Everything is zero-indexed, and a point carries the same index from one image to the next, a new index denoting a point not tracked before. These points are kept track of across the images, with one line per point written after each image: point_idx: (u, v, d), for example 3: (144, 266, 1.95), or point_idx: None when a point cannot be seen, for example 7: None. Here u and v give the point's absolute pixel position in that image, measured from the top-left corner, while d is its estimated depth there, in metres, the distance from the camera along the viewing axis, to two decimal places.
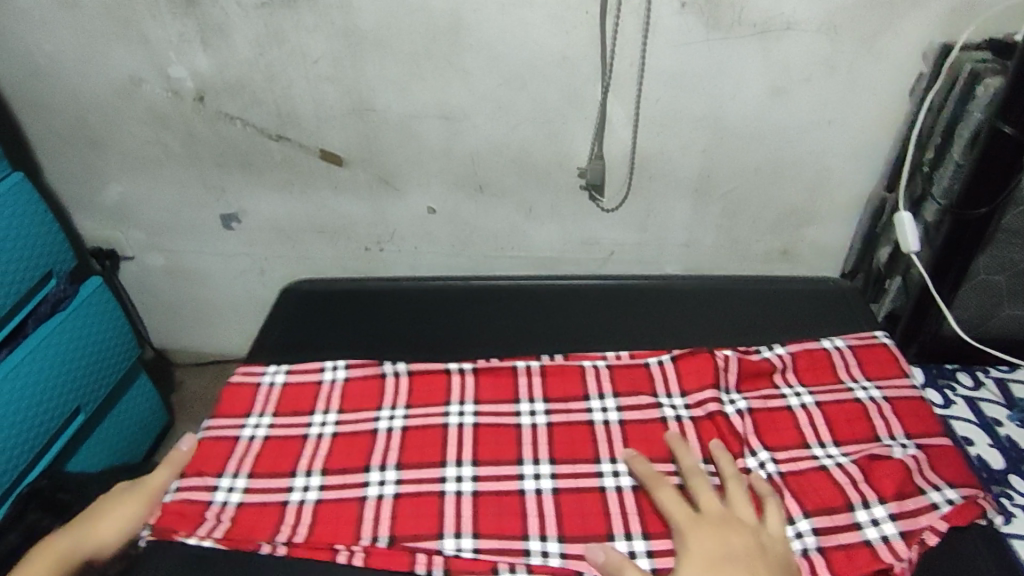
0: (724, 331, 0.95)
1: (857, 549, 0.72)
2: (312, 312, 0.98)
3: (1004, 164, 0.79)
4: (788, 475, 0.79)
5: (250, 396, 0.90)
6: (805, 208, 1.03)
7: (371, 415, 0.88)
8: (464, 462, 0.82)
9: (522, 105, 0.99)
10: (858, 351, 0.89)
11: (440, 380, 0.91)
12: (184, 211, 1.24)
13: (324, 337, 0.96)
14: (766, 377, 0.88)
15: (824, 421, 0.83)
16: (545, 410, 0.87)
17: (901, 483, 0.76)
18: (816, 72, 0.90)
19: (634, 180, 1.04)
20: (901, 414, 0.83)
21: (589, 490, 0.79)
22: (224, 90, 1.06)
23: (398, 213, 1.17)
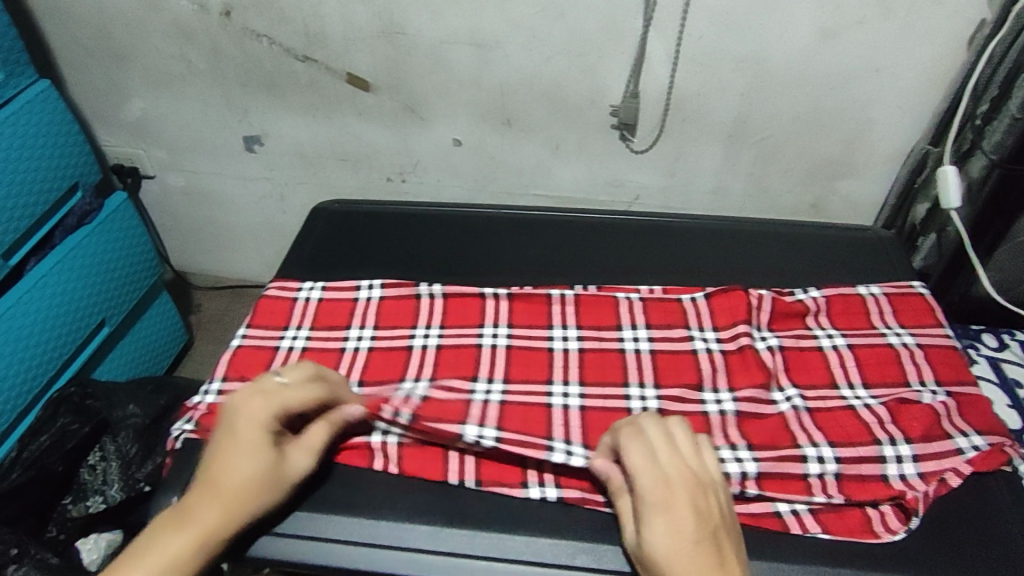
0: (759, 271, 0.94)
1: (874, 480, 0.71)
2: (343, 230, 1.02)
3: None
4: (816, 411, 0.78)
5: (288, 307, 0.91)
6: (840, 161, 1.01)
7: (406, 332, 0.88)
8: (495, 379, 0.82)
9: (557, 35, 0.96)
10: (893, 299, 0.88)
11: (475, 304, 0.91)
12: (206, 131, 1.23)
13: (352, 252, 0.99)
14: (799, 318, 0.87)
15: (855, 363, 0.82)
16: (578, 336, 0.87)
17: (928, 427, 0.75)
18: (870, 15, 0.85)
19: (666, 122, 1.02)
20: (935, 362, 0.81)
21: (616, 410, 0.79)
22: (251, 5, 1.03)
23: (423, 144, 1.15)
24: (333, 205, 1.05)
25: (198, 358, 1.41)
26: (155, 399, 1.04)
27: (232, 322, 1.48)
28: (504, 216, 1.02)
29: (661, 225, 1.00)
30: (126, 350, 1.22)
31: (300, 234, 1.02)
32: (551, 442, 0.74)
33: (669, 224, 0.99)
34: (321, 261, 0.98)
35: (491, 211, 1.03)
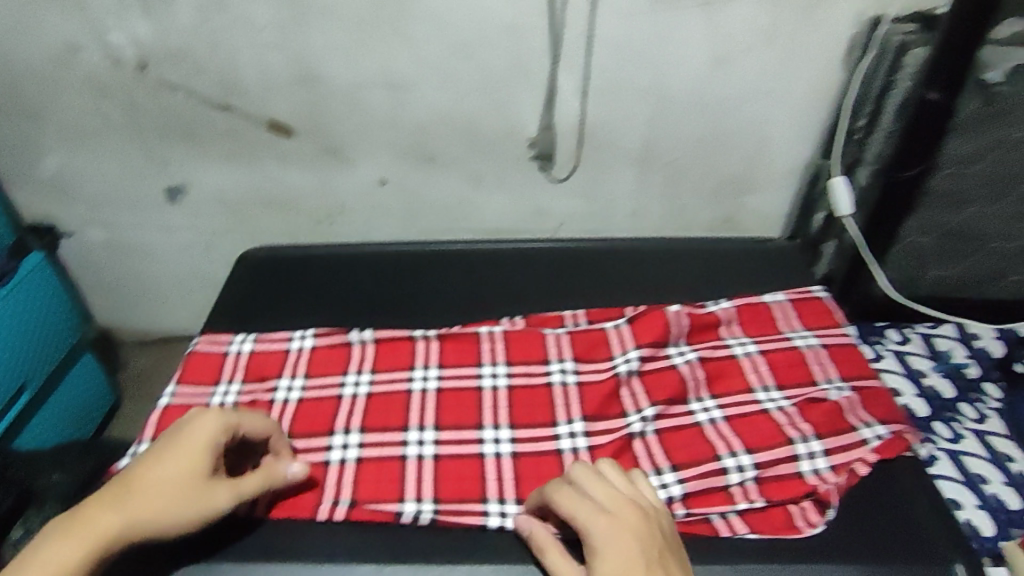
0: (674, 289, 0.98)
1: (790, 479, 0.75)
2: (267, 278, 1.01)
3: (932, 129, 0.82)
4: (733, 419, 0.82)
5: (218, 363, 0.90)
6: (746, 178, 1.07)
7: (336, 380, 0.88)
8: (426, 427, 0.83)
9: (470, 74, 0.99)
10: (796, 304, 0.93)
11: (405, 347, 0.91)
12: (126, 184, 1.21)
13: (281, 303, 0.98)
14: (713, 329, 0.91)
15: (767, 367, 0.86)
16: (506, 377, 0.88)
17: (833, 422, 0.80)
18: (757, 44, 0.92)
19: (581, 151, 1.06)
20: (837, 359, 0.86)
21: (546, 454, 0.80)
22: (166, 57, 1.04)
23: (348, 186, 1.16)
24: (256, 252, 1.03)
25: (129, 417, 1.36)
26: (80, 464, 0.96)
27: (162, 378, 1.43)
28: (432, 250, 1.03)
29: (584, 249, 1.02)
30: (48, 416, 1.17)
31: (224, 285, 1.00)
32: (486, 508, 0.74)
33: (590, 248, 1.02)
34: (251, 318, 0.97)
35: (417, 246, 1.03)
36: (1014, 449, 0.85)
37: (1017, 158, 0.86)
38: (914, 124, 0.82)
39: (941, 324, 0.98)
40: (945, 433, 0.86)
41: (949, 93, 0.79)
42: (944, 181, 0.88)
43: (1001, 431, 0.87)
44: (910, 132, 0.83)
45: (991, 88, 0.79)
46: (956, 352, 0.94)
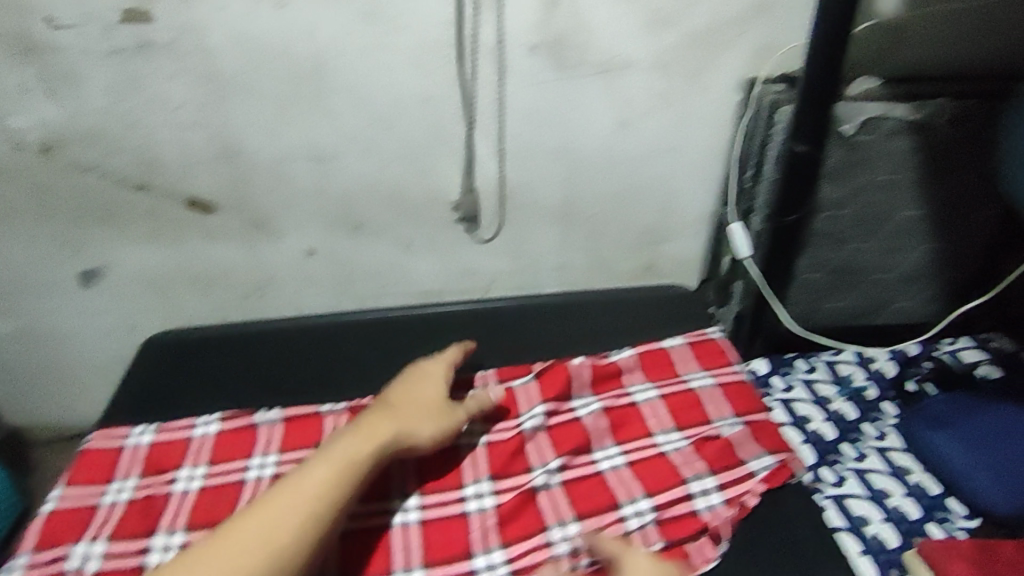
0: (573, 344, 1.05)
1: (685, 517, 0.81)
2: (170, 361, 1.02)
3: (804, 178, 0.91)
4: (634, 465, 0.87)
5: (114, 456, 0.89)
6: (659, 228, 1.15)
7: (240, 465, 0.88)
8: None
9: (390, 144, 1.04)
10: (692, 347, 1.00)
11: (313, 423, 0.92)
12: (38, 270, 1.16)
13: (190, 389, 0.98)
14: (615, 378, 0.97)
15: (665, 411, 0.93)
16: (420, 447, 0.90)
17: (724, 458, 0.87)
18: (653, 106, 1.02)
19: (504, 211, 1.11)
20: (730, 397, 0.93)
21: (456, 517, 0.83)
22: (75, 138, 1.02)
23: (276, 258, 1.16)
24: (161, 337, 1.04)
25: None
26: None
27: None
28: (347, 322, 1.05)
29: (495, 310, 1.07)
30: None
31: (128, 370, 1.01)
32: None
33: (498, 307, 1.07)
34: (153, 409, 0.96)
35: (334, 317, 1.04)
36: (912, 461, 0.94)
37: (883, 198, 0.97)
38: (789, 175, 0.91)
39: (842, 351, 1.08)
40: (851, 453, 0.95)
41: (813, 147, 0.88)
42: (824, 221, 0.98)
43: (901, 445, 0.96)
44: (788, 182, 0.92)
45: (849, 139, 0.91)
46: (857, 376, 1.04)
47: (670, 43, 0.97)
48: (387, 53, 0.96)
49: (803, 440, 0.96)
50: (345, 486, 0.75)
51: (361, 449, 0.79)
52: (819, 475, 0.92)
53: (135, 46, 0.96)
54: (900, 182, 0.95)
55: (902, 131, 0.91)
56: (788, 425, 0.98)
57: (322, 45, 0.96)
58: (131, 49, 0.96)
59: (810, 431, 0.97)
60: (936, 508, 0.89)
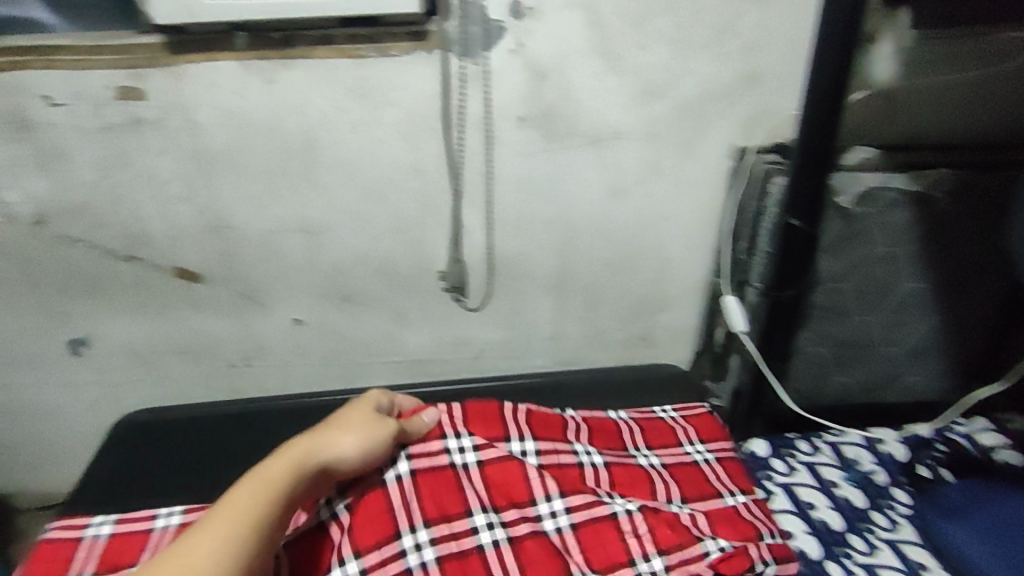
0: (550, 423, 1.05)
1: None
2: (146, 444, 1.01)
3: (801, 254, 0.89)
4: (581, 525, 0.85)
5: (69, 551, 0.84)
6: (655, 297, 1.12)
7: None
8: None
9: (380, 216, 1.03)
10: (639, 423, 1.02)
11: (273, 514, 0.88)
12: (23, 341, 1.15)
13: (161, 477, 0.96)
14: (558, 430, 0.95)
15: (609, 480, 0.91)
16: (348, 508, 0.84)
17: (677, 535, 0.83)
18: (645, 175, 1.01)
19: (496, 281, 1.08)
20: (680, 479, 0.93)
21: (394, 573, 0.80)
22: (64, 212, 1.03)
23: (265, 329, 1.14)
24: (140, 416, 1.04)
25: None
26: None
27: None
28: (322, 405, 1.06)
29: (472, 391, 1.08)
30: None
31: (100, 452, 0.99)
32: None
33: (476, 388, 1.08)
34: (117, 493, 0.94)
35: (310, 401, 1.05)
36: (926, 557, 0.88)
37: (883, 272, 0.93)
38: (785, 249, 0.88)
39: (849, 433, 1.02)
40: (861, 547, 0.89)
41: (809, 222, 0.86)
42: (824, 295, 0.95)
43: (914, 539, 0.90)
44: (785, 257, 0.89)
45: (846, 210, 0.89)
46: (863, 458, 0.98)
47: (659, 114, 0.96)
48: (376, 127, 0.97)
49: (807, 531, 0.89)
50: (267, 514, 0.71)
51: (283, 473, 0.75)
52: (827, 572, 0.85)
53: (126, 121, 0.97)
54: (900, 256, 0.92)
55: (902, 204, 0.89)
56: (792, 513, 0.91)
57: (312, 120, 0.96)
58: (121, 124, 0.97)
59: (815, 520, 0.91)
60: None
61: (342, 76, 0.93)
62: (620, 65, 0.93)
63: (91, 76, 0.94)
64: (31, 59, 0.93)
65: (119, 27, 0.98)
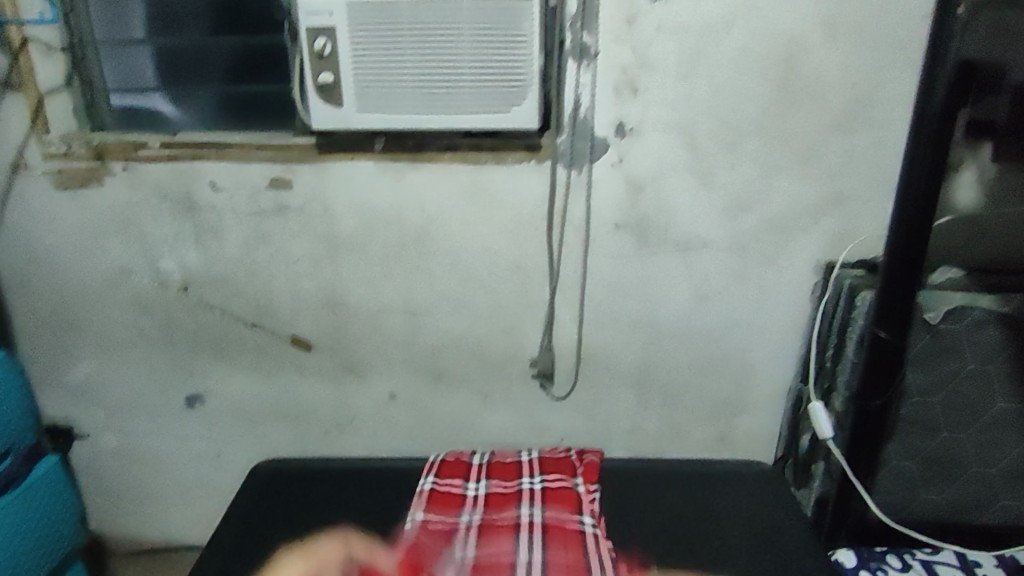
0: (648, 514, 0.94)
1: (574, 534, 0.88)
2: (281, 486, 1.01)
3: (888, 362, 0.92)
4: (549, 489, 0.95)
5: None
6: (736, 399, 1.16)
7: (450, 555, 0.86)
8: (467, 551, 0.86)
9: (479, 302, 1.13)
10: (548, 489, 0.95)
11: (449, 530, 0.90)
12: (149, 393, 1.28)
13: (285, 522, 0.94)
14: (510, 464, 1.03)
15: (540, 501, 0.93)
16: (486, 481, 0.99)
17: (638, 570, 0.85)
18: (730, 282, 1.08)
19: (582, 372, 1.16)
20: (554, 541, 0.87)
21: (567, 489, 0.96)
22: (208, 282, 1.18)
23: (360, 400, 1.24)
24: (270, 464, 1.06)
25: None
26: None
27: None
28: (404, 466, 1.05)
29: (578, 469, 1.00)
30: None
31: (236, 496, 1.00)
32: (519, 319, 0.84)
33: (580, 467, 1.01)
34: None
35: (403, 462, 1.05)
36: None
37: (974, 389, 0.95)
38: (872, 359, 0.92)
39: (940, 550, 1.00)
40: None
41: (895, 333, 0.90)
42: (912, 408, 0.97)
43: None
44: (871, 366, 0.93)
45: (933, 327, 0.92)
46: None
47: (747, 228, 1.04)
48: (483, 223, 1.08)
49: None
50: None
51: None
52: None
53: (274, 208, 1.12)
54: (992, 372, 0.94)
55: (989, 322, 0.91)
56: None
57: (430, 214, 1.09)
58: (270, 210, 1.12)
59: None
60: None
61: (460, 179, 1.06)
62: (711, 181, 1.02)
63: (251, 169, 1.10)
64: (206, 153, 1.11)
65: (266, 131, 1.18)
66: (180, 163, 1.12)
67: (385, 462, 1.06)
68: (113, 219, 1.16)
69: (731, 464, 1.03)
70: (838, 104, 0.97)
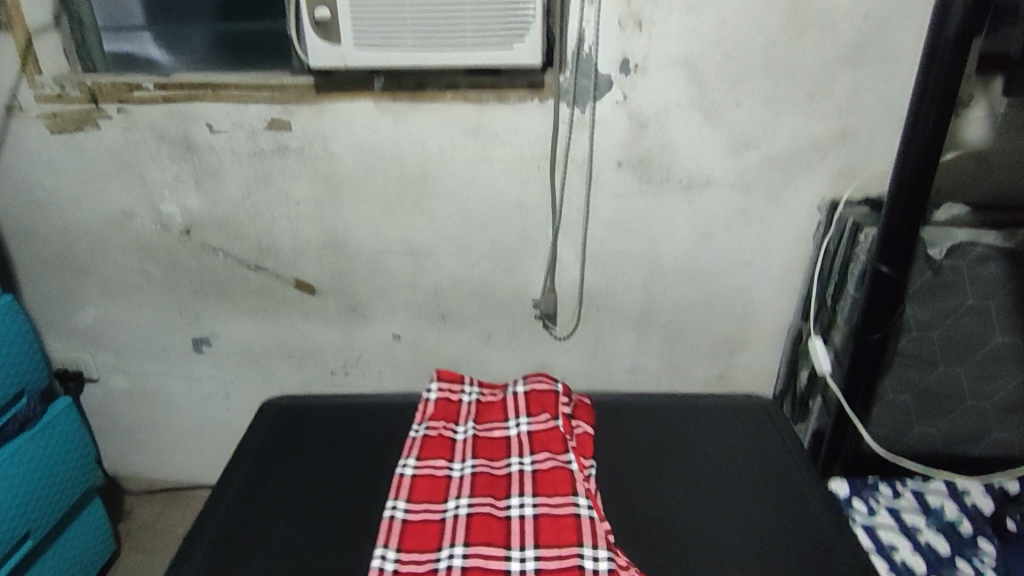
0: (646, 453, 0.95)
1: (566, 519, 0.81)
2: (288, 421, 1.04)
3: (889, 297, 0.92)
4: (540, 470, 0.88)
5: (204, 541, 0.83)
6: (735, 337, 1.17)
7: (445, 462, 0.91)
8: (461, 496, 0.86)
9: (482, 242, 1.13)
10: (540, 473, 0.88)
11: (441, 484, 0.88)
12: (157, 336, 1.30)
13: (294, 457, 0.96)
14: (498, 416, 0.99)
15: (531, 484, 0.87)
16: (472, 461, 0.91)
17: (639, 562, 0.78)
18: (733, 220, 1.08)
19: (584, 311, 1.17)
20: (546, 529, 0.80)
21: (561, 469, 0.88)
22: (210, 224, 1.18)
23: (365, 341, 1.26)
24: (278, 400, 1.08)
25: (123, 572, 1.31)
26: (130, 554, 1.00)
27: (162, 531, 1.39)
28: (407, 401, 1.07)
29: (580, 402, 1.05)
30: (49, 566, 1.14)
31: (245, 432, 1.02)
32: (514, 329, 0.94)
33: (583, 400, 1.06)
34: (235, 506, 0.89)
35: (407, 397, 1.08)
36: None
37: (975, 324, 0.96)
38: (873, 294, 0.93)
39: (931, 479, 1.03)
40: None
41: (897, 268, 0.90)
42: (909, 342, 0.98)
43: None
44: (872, 301, 0.93)
45: (935, 262, 0.93)
46: (948, 507, 0.98)
47: (751, 165, 1.04)
48: (485, 162, 1.07)
49: (913, 551, 0.94)
50: None
51: None
52: None
53: (274, 148, 1.10)
54: (993, 307, 0.95)
55: (992, 257, 0.92)
56: (894, 531, 0.96)
57: (431, 153, 1.07)
58: (269, 151, 1.10)
59: (898, 563, 0.92)
60: (964, 546, 0.95)
61: (461, 118, 1.04)
62: (716, 118, 1.01)
63: (250, 109, 1.08)
64: (203, 93, 1.08)
65: (262, 69, 1.15)
66: (178, 104, 1.09)
67: (390, 397, 1.08)
68: (112, 161, 1.15)
69: (729, 398, 1.05)
70: (848, 37, 0.95)
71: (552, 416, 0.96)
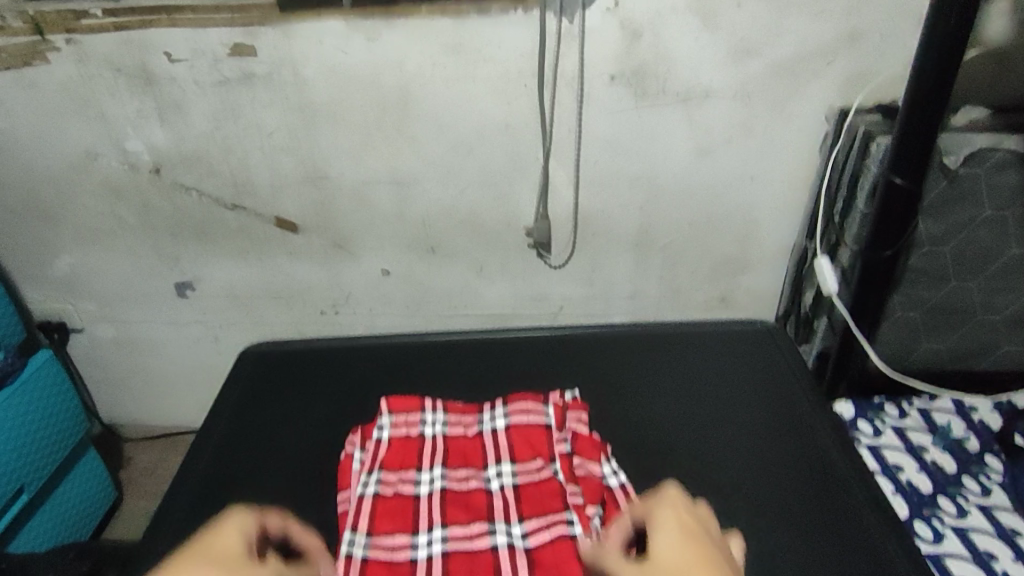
0: (642, 390, 0.94)
1: (562, 540, 0.72)
2: (271, 366, 1.01)
3: (901, 212, 0.87)
4: (520, 486, 0.79)
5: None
6: (738, 259, 1.13)
7: (411, 476, 0.80)
8: (433, 526, 0.75)
9: (470, 170, 1.07)
10: (521, 490, 0.78)
11: (408, 505, 0.77)
12: (137, 281, 1.25)
13: (283, 405, 0.94)
14: (473, 451, 0.84)
15: (514, 502, 0.77)
16: (442, 471, 0.81)
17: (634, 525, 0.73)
18: (735, 135, 1.01)
19: (579, 238, 1.12)
20: (536, 566, 0.70)
21: (562, 539, 0.72)
22: (180, 161, 1.11)
23: (353, 277, 1.21)
24: (256, 346, 1.05)
25: (129, 514, 1.33)
26: None
27: (164, 475, 1.40)
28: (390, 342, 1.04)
29: (572, 338, 1.02)
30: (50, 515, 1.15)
31: (227, 379, 0.99)
32: (486, 474, 0.81)
33: (579, 336, 1.02)
34: (229, 455, 0.87)
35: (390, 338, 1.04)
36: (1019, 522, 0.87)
37: (990, 237, 0.92)
38: (885, 209, 0.87)
39: (938, 398, 1.02)
40: (950, 509, 0.89)
41: (912, 180, 0.84)
42: (920, 258, 0.94)
43: (1006, 505, 0.90)
44: (884, 215, 0.88)
45: (951, 172, 0.87)
46: (955, 425, 0.98)
47: (754, 73, 0.96)
48: (469, 81, 0.99)
49: (919, 470, 0.93)
50: None
51: None
52: (913, 531, 0.86)
53: (239, 76, 1.02)
54: (1009, 218, 0.90)
55: (1014, 165, 0.86)
56: (901, 451, 0.95)
57: (409, 74, 0.99)
58: (234, 78, 1.02)
59: (904, 482, 0.92)
60: (972, 463, 0.95)
61: (439, 32, 0.95)
62: (717, 22, 0.92)
63: (209, 33, 0.99)
64: (156, 17, 0.98)
65: None
66: (129, 31, 0.99)
67: (375, 338, 1.04)
68: (65, 97, 1.06)
69: (729, 324, 1.02)
70: None
71: (545, 462, 0.81)
